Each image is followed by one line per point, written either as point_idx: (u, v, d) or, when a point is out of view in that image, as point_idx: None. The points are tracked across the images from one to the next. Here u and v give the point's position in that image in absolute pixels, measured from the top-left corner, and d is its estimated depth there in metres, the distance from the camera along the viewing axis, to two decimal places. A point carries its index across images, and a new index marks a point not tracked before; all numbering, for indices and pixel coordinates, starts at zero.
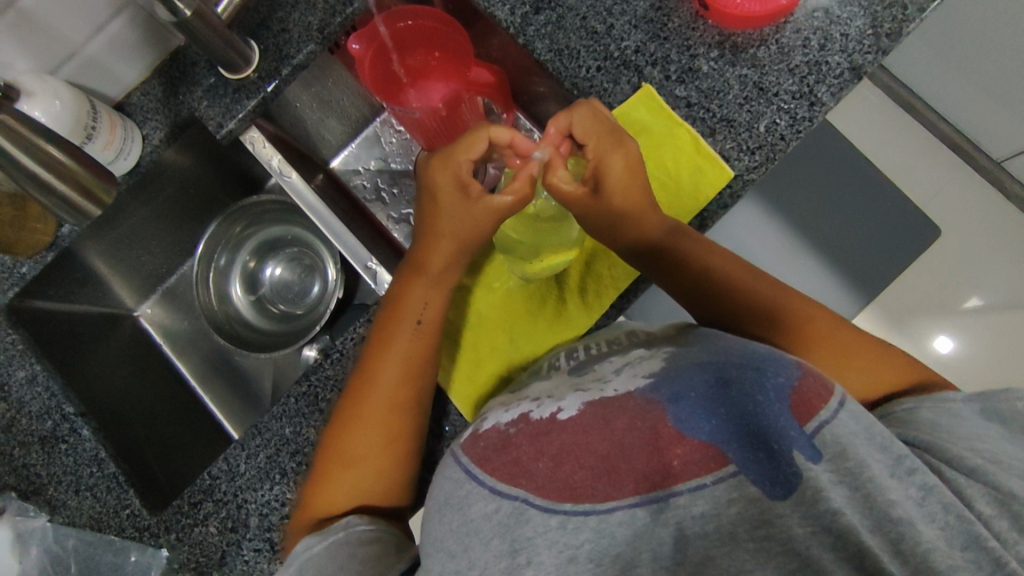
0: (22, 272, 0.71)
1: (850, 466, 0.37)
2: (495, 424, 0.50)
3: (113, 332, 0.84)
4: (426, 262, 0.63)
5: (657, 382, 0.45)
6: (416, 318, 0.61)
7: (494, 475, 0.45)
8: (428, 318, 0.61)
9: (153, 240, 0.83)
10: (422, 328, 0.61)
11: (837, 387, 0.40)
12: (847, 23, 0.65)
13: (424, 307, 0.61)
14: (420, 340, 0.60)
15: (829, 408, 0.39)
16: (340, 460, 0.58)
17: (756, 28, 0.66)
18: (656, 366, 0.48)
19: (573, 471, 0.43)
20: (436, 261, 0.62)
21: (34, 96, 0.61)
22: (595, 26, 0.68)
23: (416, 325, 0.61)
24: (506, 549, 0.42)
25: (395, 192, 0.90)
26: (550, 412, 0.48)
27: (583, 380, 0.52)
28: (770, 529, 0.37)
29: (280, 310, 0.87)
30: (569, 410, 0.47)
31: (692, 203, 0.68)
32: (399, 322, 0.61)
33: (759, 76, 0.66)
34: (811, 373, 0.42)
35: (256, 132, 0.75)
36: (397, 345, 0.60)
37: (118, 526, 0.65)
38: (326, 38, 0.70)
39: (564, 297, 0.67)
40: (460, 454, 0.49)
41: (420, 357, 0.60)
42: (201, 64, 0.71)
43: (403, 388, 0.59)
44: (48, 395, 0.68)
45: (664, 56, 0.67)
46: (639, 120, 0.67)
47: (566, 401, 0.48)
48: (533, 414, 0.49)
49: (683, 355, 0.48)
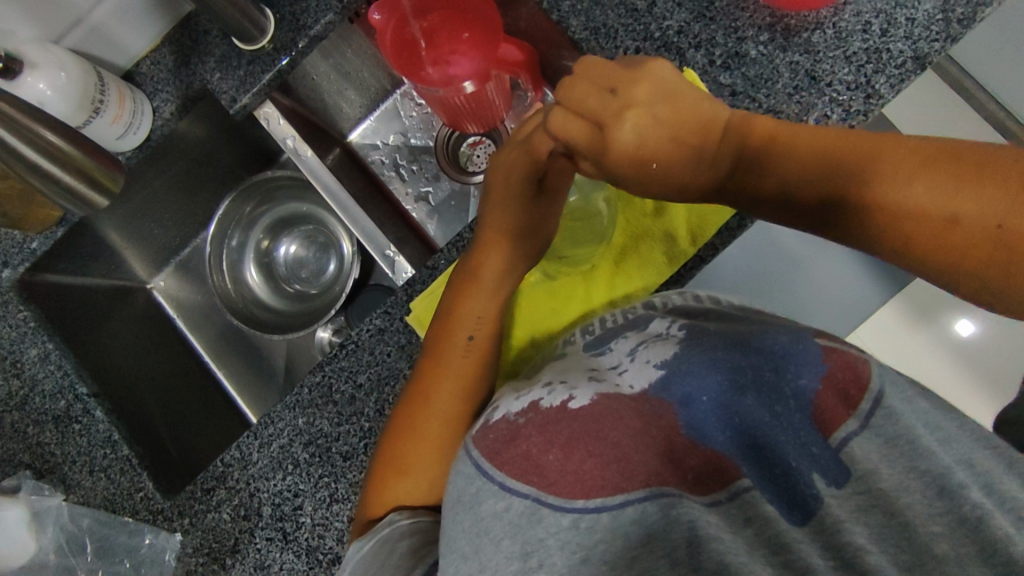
0: (32, 248, 0.69)
1: (880, 487, 0.37)
2: (503, 414, 0.47)
3: (127, 305, 0.83)
4: (481, 271, 0.58)
5: (667, 376, 0.43)
6: (468, 335, 0.58)
7: (503, 470, 0.42)
8: (480, 336, 0.59)
9: (167, 212, 0.81)
10: (474, 343, 0.58)
11: (870, 382, 0.39)
12: (914, 6, 0.60)
13: (476, 324, 0.58)
14: (472, 357, 0.58)
15: (867, 401, 0.39)
16: (394, 467, 0.56)
17: (813, 10, 0.61)
18: (669, 352, 0.45)
19: (582, 461, 0.41)
20: (486, 270, 0.58)
21: (36, 68, 0.58)
22: (635, 3, 0.63)
23: (468, 342, 0.58)
24: (516, 552, 0.40)
25: (414, 168, 0.87)
26: (561, 400, 0.45)
27: (598, 365, 0.49)
28: (788, 556, 0.36)
29: (294, 289, 0.85)
30: (581, 400, 0.44)
31: (728, 202, 0.59)
32: (451, 334, 0.58)
33: (812, 64, 0.61)
34: (839, 363, 0.40)
35: (271, 107, 0.72)
36: (452, 362, 0.58)
37: (132, 507, 0.65)
38: (346, 8, 0.66)
39: (588, 289, 0.63)
40: (470, 446, 0.46)
41: (474, 374, 0.58)
42: (214, 33, 0.67)
43: (455, 402, 0.57)
44: (61, 374, 0.67)
45: (709, 38, 0.62)
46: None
47: (579, 389, 0.45)
48: (543, 402, 0.45)
49: (699, 341, 0.45)
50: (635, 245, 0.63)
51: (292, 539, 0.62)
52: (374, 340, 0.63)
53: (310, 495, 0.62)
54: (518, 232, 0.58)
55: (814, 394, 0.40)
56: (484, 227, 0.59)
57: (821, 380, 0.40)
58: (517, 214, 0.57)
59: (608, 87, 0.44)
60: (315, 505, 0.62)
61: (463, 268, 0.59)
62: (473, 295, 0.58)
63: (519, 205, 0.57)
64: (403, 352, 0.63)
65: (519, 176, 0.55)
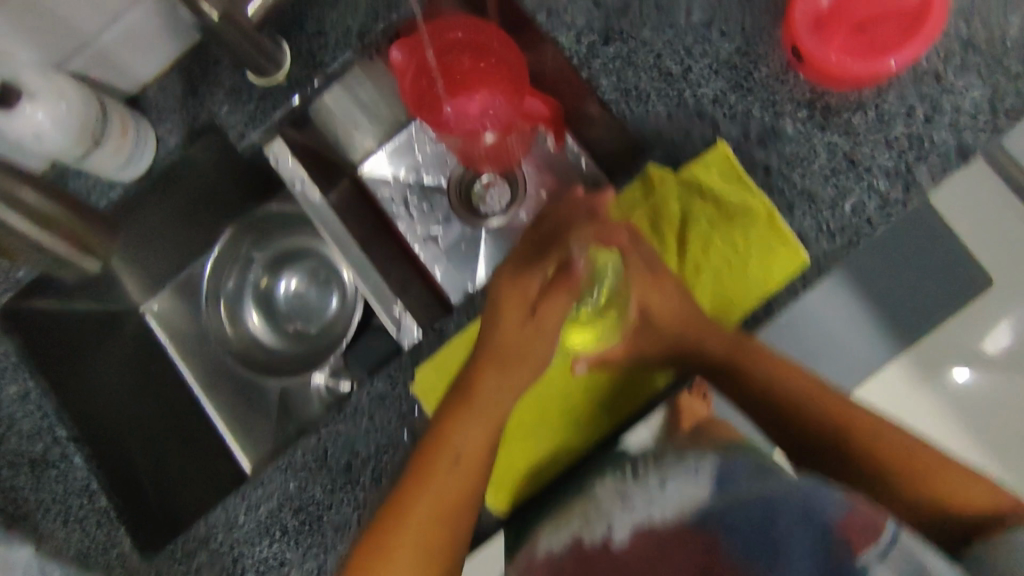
0: (18, 277, 0.68)
1: None
2: (544, 553, 0.49)
3: (117, 331, 0.79)
4: (473, 391, 0.53)
5: (705, 515, 0.45)
6: (455, 457, 0.52)
7: None
8: (467, 459, 0.52)
9: (164, 240, 0.78)
10: (461, 467, 0.52)
11: (887, 523, 0.42)
12: (962, 93, 0.57)
13: (466, 450, 0.52)
14: (461, 485, 0.52)
15: (884, 542, 0.41)
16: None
17: (854, 89, 0.58)
18: (703, 495, 0.47)
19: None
20: (478, 392, 0.53)
21: (36, 98, 0.54)
22: (670, 67, 0.60)
23: (456, 470, 0.52)
24: None
25: (424, 208, 0.84)
26: (601, 538, 0.47)
27: (626, 485, 0.51)
28: None
29: (293, 328, 0.81)
30: (621, 539, 0.46)
31: (757, 288, 0.58)
32: (436, 459, 0.52)
33: (851, 146, 0.58)
34: (860, 512, 0.43)
35: (281, 143, 0.64)
36: (436, 492, 0.51)
37: (105, 564, 0.61)
38: (366, 47, 0.63)
39: (613, 387, 0.60)
40: None
41: (464, 504, 0.52)
42: (224, 64, 0.64)
43: (442, 535, 0.51)
44: (42, 415, 0.64)
45: (745, 110, 0.59)
46: (710, 184, 0.58)
47: (616, 520, 0.48)
48: (584, 540, 0.48)
49: (729, 492, 0.46)
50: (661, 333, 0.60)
51: None
52: (375, 404, 0.60)
53: (298, 565, 0.59)
54: (512, 356, 0.53)
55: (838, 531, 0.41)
56: (481, 346, 0.54)
57: (843, 517, 0.42)
58: (513, 335, 0.53)
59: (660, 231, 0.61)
60: None
61: (455, 387, 0.54)
62: (465, 421, 0.52)
63: (518, 327, 0.53)
64: (403, 420, 0.60)
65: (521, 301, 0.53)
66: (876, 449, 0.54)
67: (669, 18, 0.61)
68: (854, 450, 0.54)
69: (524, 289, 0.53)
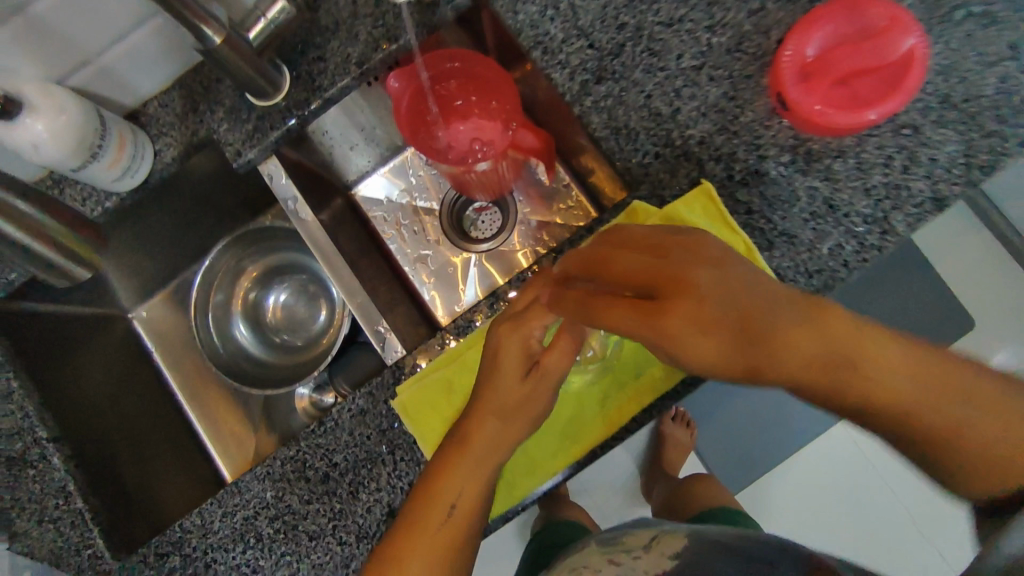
0: (10, 278, 0.67)
1: None
2: None
3: (105, 334, 0.81)
4: (471, 439, 0.53)
5: None
6: (450, 505, 0.52)
7: None
8: (461, 504, 0.53)
9: (157, 245, 0.79)
10: (455, 515, 0.53)
11: None
12: (938, 147, 0.59)
13: (460, 492, 0.52)
14: (452, 530, 0.52)
15: None
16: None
17: (837, 137, 0.60)
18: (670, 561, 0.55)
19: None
20: (475, 438, 0.53)
21: (37, 110, 0.55)
22: (659, 108, 0.62)
23: (448, 514, 0.52)
24: None
25: (415, 229, 0.85)
26: None
27: (612, 561, 0.58)
28: None
29: (281, 340, 0.82)
30: None
31: None
32: (432, 505, 0.52)
33: (830, 192, 0.60)
34: None
35: (276, 162, 0.68)
36: (430, 535, 0.52)
37: (77, 565, 0.62)
38: (365, 74, 0.65)
39: (587, 407, 0.59)
40: None
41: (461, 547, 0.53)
42: (226, 82, 0.65)
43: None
44: (20, 415, 0.64)
45: (730, 152, 0.61)
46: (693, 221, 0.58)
47: None
48: None
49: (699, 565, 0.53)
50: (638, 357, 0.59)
51: None
52: (354, 421, 0.61)
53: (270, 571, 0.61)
54: (506, 409, 0.53)
55: None
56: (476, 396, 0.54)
57: None
58: (504, 389, 0.53)
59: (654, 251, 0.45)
60: None
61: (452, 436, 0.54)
62: (463, 467, 0.53)
63: (513, 382, 0.53)
64: (383, 436, 0.61)
65: (519, 356, 0.53)
66: (921, 421, 0.46)
67: (659, 61, 0.62)
68: (923, 434, 0.46)
69: (526, 339, 0.53)
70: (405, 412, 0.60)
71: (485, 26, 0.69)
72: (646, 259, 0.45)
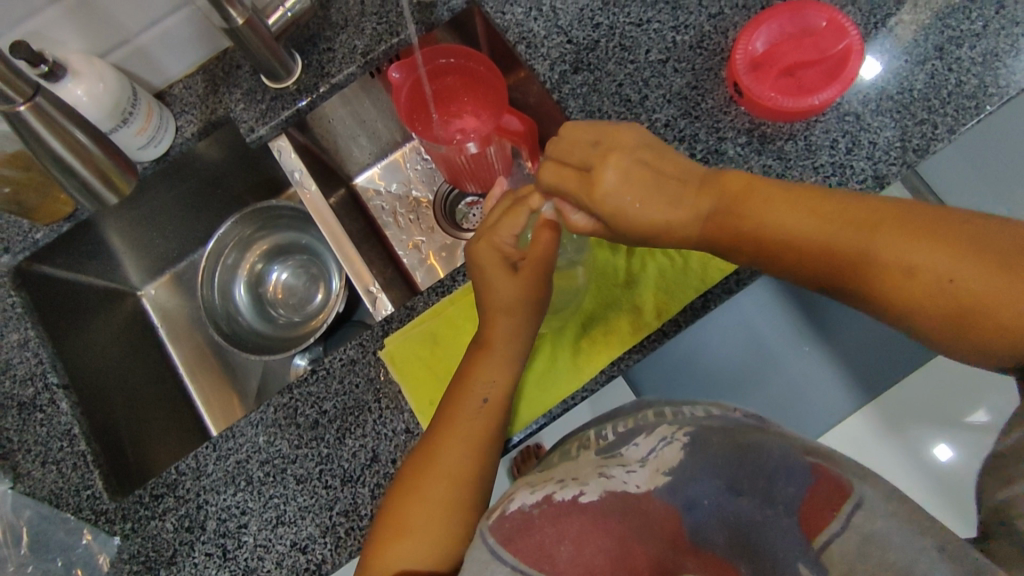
0: (36, 238, 0.72)
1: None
2: (518, 505, 0.46)
3: (115, 307, 0.86)
4: (492, 337, 0.60)
5: (674, 483, 0.46)
6: (482, 395, 0.59)
7: (517, 556, 0.41)
8: (493, 397, 0.59)
9: (169, 224, 0.85)
10: (487, 405, 0.59)
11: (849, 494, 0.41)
12: (876, 131, 0.67)
13: (490, 384, 0.59)
14: (484, 418, 0.58)
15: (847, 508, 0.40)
16: (396, 527, 0.54)
17: (787, 122, 0.67)
18: (675, 458, 0.48)
19: (594, 556, 0.42)
20: (496, 335, 0.60)
21: (79, 75, 0.63)
22: (629, 95, 0.70)
23: (481, 402, 0.59)
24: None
25: (411, 218, 0.92)
26: (572, 495, 0.46)
27: (608, 463, 0.51)
28: None
29: (280, 315, 0.88)
30: (591, 496, 0.45)
31: (695, 283, 0.64)
32: (464, 395, 0.59)
33: (782, 169, 0.66)
34: (824, 475, 0.43)
35: (285, 142, 0.77)
36: (467, 422, 0.58)
37: (76, 505, 0.65)
38: (369, 63, 0.73)
39: (558, 355, 0.66)
40: (486, 533, 0.43)
41: (488, 434, 0.58)
42: (245, 68, 0.74)
43: (469, 460, 0.57)
44: (36, 362, 0.69)
45: (693, 133, 0.68)
46: None
47: (588, 485, 0.47)
48: (555, 495, 0.46)
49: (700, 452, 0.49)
50: (604, 312, 0.66)
51: (230, 558, 0.63)
52: (346, 370, 0.65)
53: (257, 514, 0.63)
54: (519, 303, 0.60)
55: (802, 503, 0.41)
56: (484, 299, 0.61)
57: (807, 491, 0.42)
58: (513, 285, 0.60)
59: (580, 166, 0.56)
60: (260, 526, 0.63)
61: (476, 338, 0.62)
62: (490, 361, 0.60)
63: (505, 277, 0.60)
64: (371, 385, 0.65)
65: (499, 259, 0.60)
66: (904, 268, 0.46)
67: (630, 55, 0.71)
68: (874, 283, 0.47)
69: (509, 241, 0.60)
70: (393, 364, 0.65)
71: (477, 28, 0.78)
72: (572, 174, 0.56)
